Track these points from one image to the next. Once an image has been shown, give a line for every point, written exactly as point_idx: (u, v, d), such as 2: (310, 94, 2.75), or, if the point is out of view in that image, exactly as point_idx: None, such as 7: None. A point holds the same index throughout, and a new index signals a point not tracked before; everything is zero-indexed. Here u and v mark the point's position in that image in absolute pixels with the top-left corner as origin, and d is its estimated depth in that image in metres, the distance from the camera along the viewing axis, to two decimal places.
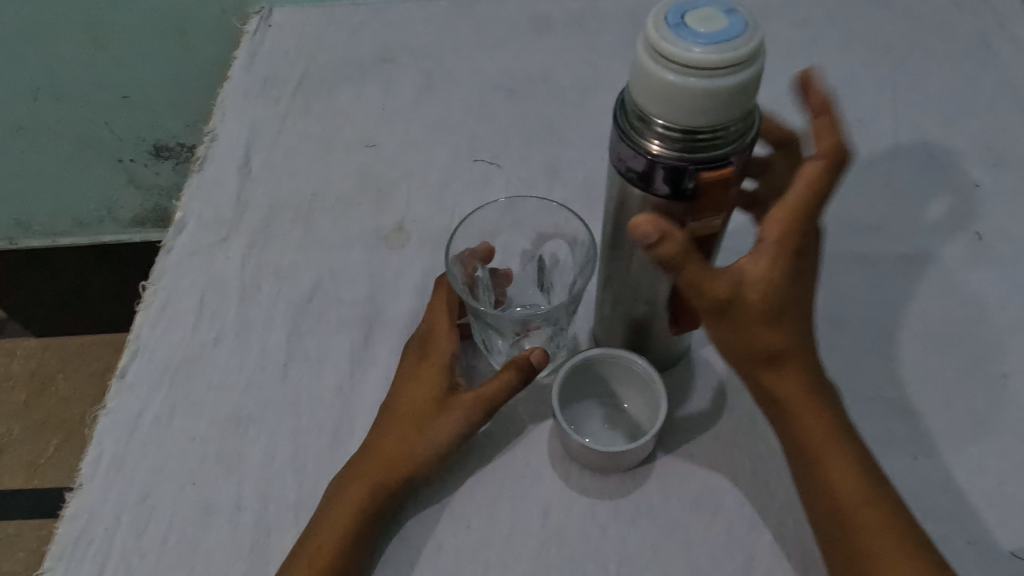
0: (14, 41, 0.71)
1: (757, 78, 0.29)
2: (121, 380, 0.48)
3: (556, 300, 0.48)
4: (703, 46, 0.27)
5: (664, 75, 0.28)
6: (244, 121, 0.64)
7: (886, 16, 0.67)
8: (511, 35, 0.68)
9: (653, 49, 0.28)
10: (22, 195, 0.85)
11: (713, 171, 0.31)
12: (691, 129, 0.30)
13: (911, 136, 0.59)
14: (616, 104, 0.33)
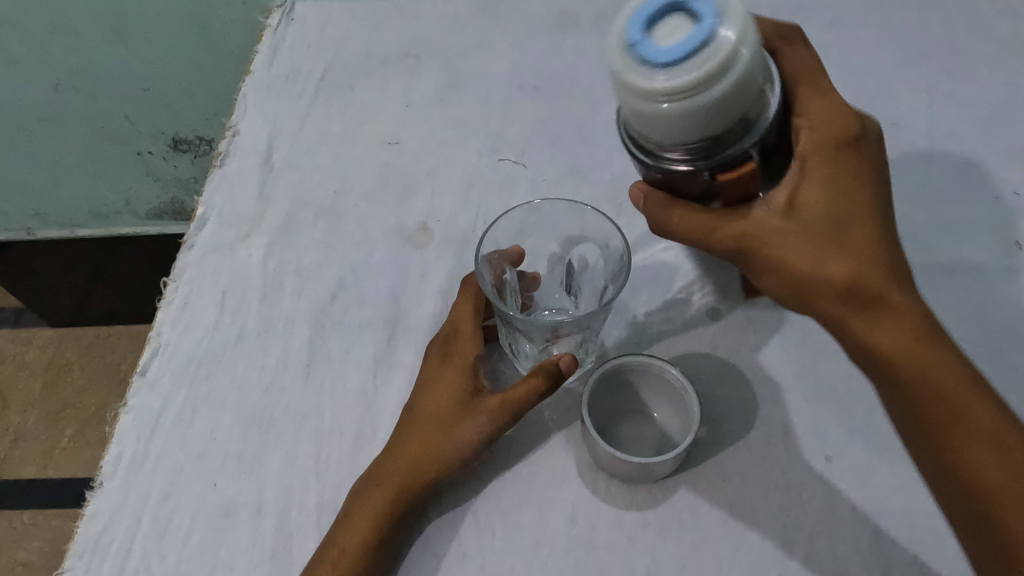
0: (40, 35, 0.72)
1: (739, 82, 0.30)
2: (142, 377, 0.48)
3: (585, 305, 0.47)
4: (658, 71, 0.30)
5: (638, 104, 0.31)
6: (267, 116, 0.63)
7: (923, 14, 0.65)
8: (537, 32, 0.67)
9: (620, 81, 0.31)
10: (41, 184, 0.84)
11: (729, 172, 0.34)
12: (688, 142, 0.32)
13: (949, 140, 0.57)
14: (619, 120, 0.36)
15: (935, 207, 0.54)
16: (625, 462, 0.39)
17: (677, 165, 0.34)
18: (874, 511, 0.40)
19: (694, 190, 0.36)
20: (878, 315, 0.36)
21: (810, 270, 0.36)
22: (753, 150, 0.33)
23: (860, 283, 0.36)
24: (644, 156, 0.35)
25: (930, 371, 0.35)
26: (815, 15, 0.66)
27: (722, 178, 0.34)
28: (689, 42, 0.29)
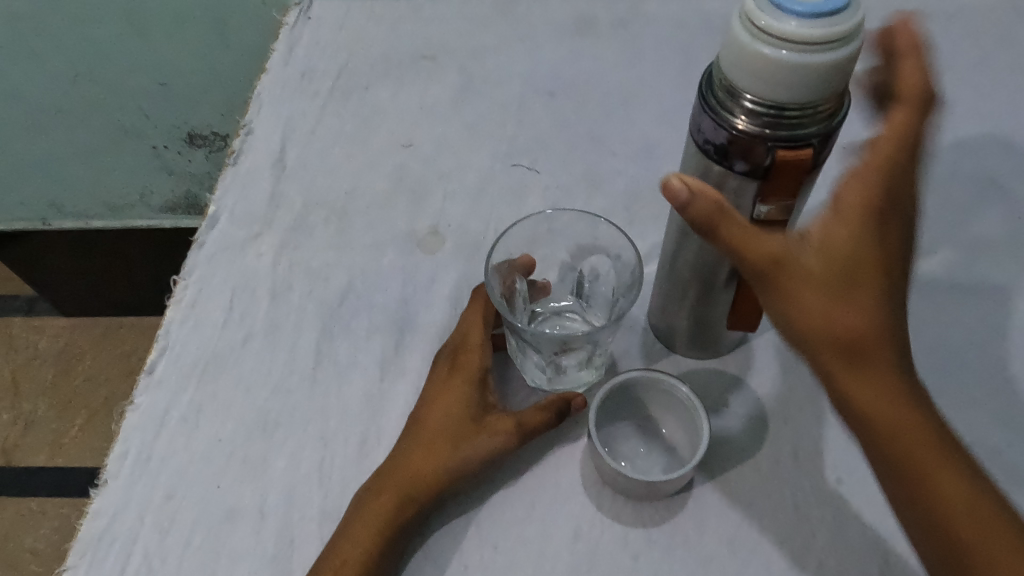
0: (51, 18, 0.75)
1: (846, 62, 0.27)
2: (149, 376, 0.48)
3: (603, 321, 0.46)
4: (803, 19, 0.27)
5: (758, 48, 0.28)
6: (282, 115, 0.63)
7: (947, 29, 0.65)
8: (554, 37, 0.68)
9: (748, 21, 0.28)
10: (65, 170, 0.92)
11: (790, 151, 0.30)
12: (777, 105, 0.29)
13: (972, 155, 0.57)
14: (703, 76, 0.33)
15: (958, 225, 0.53)
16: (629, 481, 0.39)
17: (742, 125, 0.30)
18: (885, 539, 0.39)
19: (739, 168, 0.32)
20: (852, 370, 0.32)
21: (807, 302, 0.31)
22: (817, 136, 0.30)
23: (867, 334, 0.32)
24: (725, 115, 0.31)
25: (887, 422, 0.33)
26: None
27: (779, 157, 0.30)
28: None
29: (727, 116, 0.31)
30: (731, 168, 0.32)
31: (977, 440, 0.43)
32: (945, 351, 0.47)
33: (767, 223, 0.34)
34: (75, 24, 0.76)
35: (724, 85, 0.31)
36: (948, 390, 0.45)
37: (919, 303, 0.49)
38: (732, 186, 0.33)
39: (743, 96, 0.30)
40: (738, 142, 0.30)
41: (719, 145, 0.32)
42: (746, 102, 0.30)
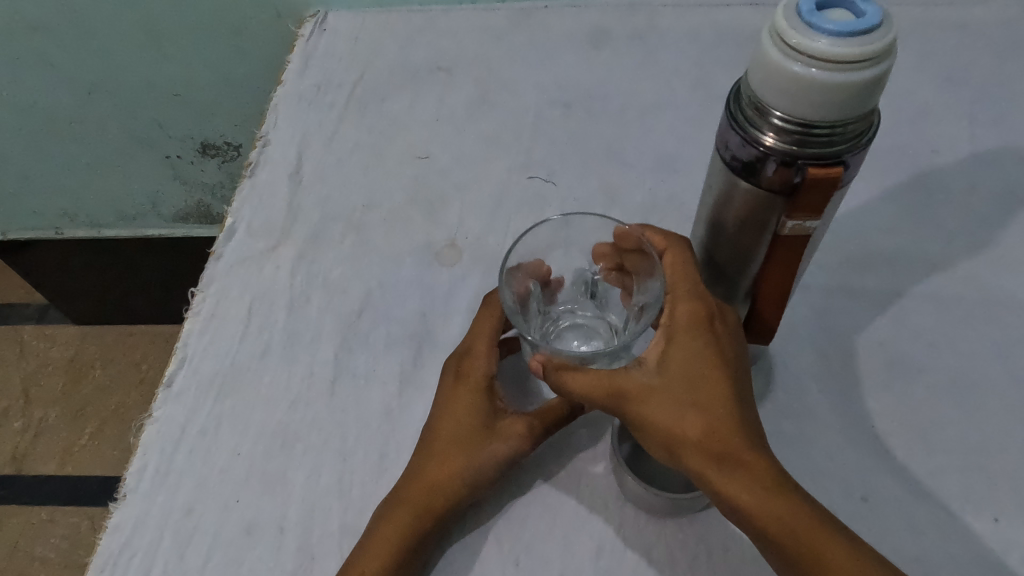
0: (66, 32, 0.75)
1: (879, 79, 0.27)
2: (168, 389, 0.48)
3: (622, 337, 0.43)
4: (836, 38, 0.27)
5: (790, 66, 0.28)
6: (298, 127, 0.64)
7: (963, 42, 0.66)
8: (569, 50, 0.69)
9: (779, 37, 0.28)
10: (80, 180, 0.93)
11: (820, 168, 0.30)
12: (809, 123, 0.29)
13: (992, 166, 0.56)
14: (731, 92, 0.32)
15: (981, 237, 0.52)
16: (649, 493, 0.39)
17: (771, 142, 0.30)
18: (910, 559, 0.39)
19: (769, 184, 0.32)
20: (728, 402, 0.35)
21: (710, 334, 0.37)
22: (847, 153, 0.30)
23: (734, 390, 0.36)
24: (754, 132, 0.31)
25: (657, 404, 0.35)
26: None
27: (810, 176, 0.30)
28: (874, 4, 0.28)
29: (756, 133, 0.31)
30: (759, 183, 0.32)
31: (1006, 457, 0.42)
32: (971, 364, 0.46)
33: (790, 239, 0.34)
34: (92, 37, 0.76)
35: (752, 101, 0.30)
36: (978, 405, 0.44)
37: (944, 317, 0.48)
38: (759, 199, 0.33)
39: (773, 114, 0.29)
40: (767, 158, 0.31)
41: (747, 161, 0.32)
42: (776, 119, 0.30)
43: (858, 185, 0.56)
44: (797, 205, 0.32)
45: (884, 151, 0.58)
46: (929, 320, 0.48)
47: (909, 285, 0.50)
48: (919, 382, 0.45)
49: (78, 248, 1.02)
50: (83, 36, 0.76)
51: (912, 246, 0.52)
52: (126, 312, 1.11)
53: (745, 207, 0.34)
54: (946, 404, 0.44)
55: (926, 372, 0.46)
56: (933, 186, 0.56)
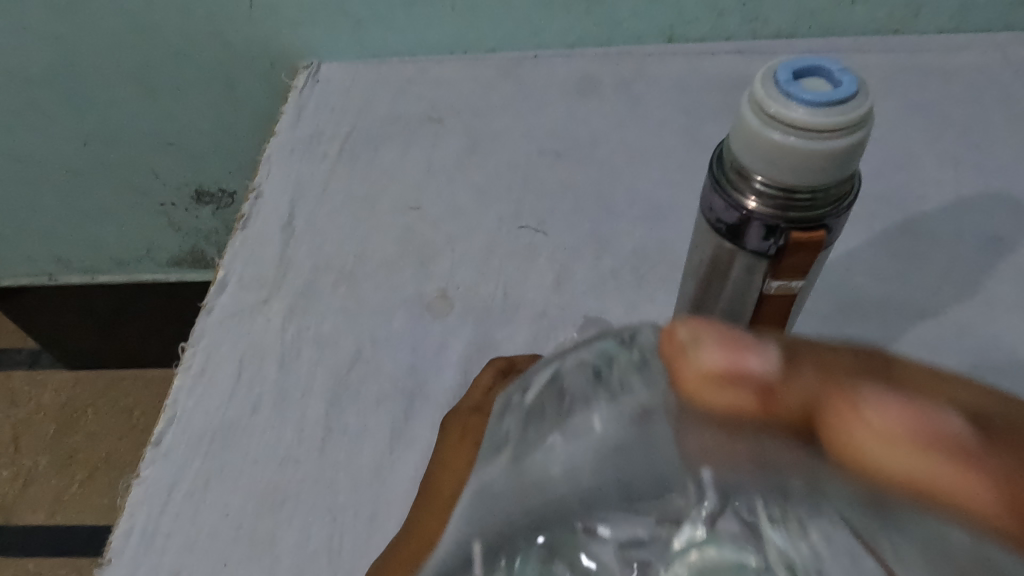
0: (61, 86, 0.76)
1: (858, 147, 0.28)
2: (156, 447, 0.48)
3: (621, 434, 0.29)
4: (812, 108, 0.27)
5: (769, 134, 0.28)
6: (291, 178, 0.65)
7: (943, 88, 0.67)
8: (559, 98, 0.70)
9: (757, 106, 0.28)
10: (74, 228, 0.93)
11: (802, 232, 0.30)
12: (790, 189, 0.29)
13: (977, 211, 0.57)
14: (714, 155, 0.33)
15: (968, 283, 0.52)
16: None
17: (754, 206, 0.31)
18: None
19: (753, 246, 0.32)
20: None
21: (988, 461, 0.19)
22: (829, 217, 0.30)
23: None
24: (737, 196, 0.31)
25: None
26: None
27: (793, 239, 0.31)
28: (849, 73, 0.28)
29: (739, 196, 0.31)
30: (743, 245, 0.32)
31: None
32: None
33: (775, 299, 0.35)
34: (89, 89, 0.77)
35: (734, 166, 0.31)
36: None
37: (935, 365, 0.48)
38: (743, 261, 0.33)
39: (755, 179, 0.30)
40: (751, 222, 0.31)
41: (731, 224, 0.32)
42: (757, 184, 0.30)
43: (846, 231, 0.57)
44: (781, 267, 0.32)
45: (870, 196, 0.59)
46: None
47: (900, 332, 0.50)
48: None
49: (71, 294, 1.02)
50: (79, 90, 0.77)
51: (900, 291, 0.52)
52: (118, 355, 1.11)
53: (731, 269, 0.34)
54: None
55: None
56: (920, 231, 0.56)
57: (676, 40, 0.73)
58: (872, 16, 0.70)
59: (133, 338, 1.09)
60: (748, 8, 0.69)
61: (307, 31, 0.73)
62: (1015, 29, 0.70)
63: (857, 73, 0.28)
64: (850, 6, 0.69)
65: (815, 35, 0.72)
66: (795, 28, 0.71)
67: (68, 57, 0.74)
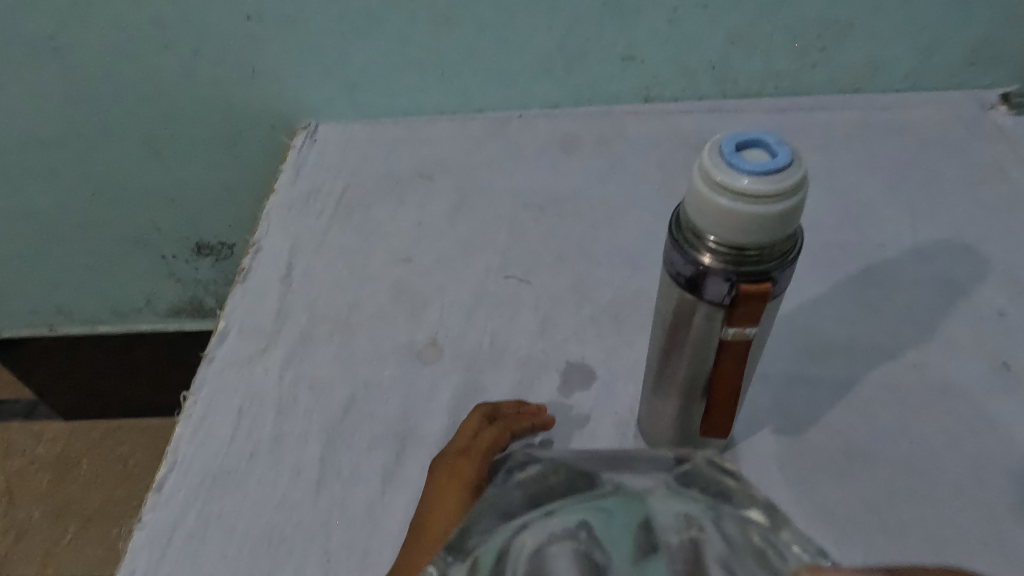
0: (72, 147, 0.81)
1: (795, 210, 0.31)
2: (158, 493, 0.50)
3: (588, 492, 0.32)
4: (753, 177, 0.31)
5: (718, 199, 0.31)
6: (289, 233, 0.68)
7: (901, 143, 0.72)
8: (542, 156, 0.75)
9: (707, 175, 0.32)
10: (77, 280, 0.96)
11: (752, 284, 0.34)
12: (739, 246, 0.33)
13: (933, 258, 0.61)
14: (673, 215, 0.37)
15: (927, 326, 0.56)
16: (771, 532, 0.28)
17: (709, 261, 0.34)
18: None
19: (710, 296, 0.35)
20: None
21: None
22: (775, 270, 0.34)
23: None
24: (694, 252, 0.35)
25: None
26: (799, 142, 0.73)
27: (743, 290, 0.34)
28: (785, 144, 0.32)
29: (695, 253, 0.35)
30: (701, 296, 0.36)
31: (960, 543, 0.44)
32: (922, 450, 0.49)
33: (733, 345, 0.38)
34: (97, 150, 0.81)
35: (690, 226, 0.35)
36: (931, 488, 0.47)
37: (896, 404, 0.51)
38: (703, 310, 0.37)
39: (708, 237, 0.33)
40: (706, 275, 0.34)
41: (689, 277, 0.36)
42: (710, 242, 0.33)
43: (812, 279, 0.60)
44: (736, 316, 0.36)
45: (833, 246, 0.63)
46: (882, 407, 0.51)
47: (863, 373, 0.53)
48: (876, 468, 0.48)
49: (71, 345, 1.04)
50: (87, 150, 0.81)
51: (864, 334, 0.56)
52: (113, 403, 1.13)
53: (692, 318, 0.38)
54: (903, 490, 0.47)
55: (882, 456, 0.48)
56: (879, 277, 0.60)
57: (652, 100, 0.78)
58: (833, 77, 0.75)
59: (129, 387, 1.11)
60: (717, 71, 0.75)
61: (306, 95, 0.78)
62: (966, 88, 0.76)
63: (793, 144, 0.32)
64: (812, 68, 0.74)
65: (781, 95, 0.77)
66: (762, 88, 0.76)
67: (79, 119, 0.78)
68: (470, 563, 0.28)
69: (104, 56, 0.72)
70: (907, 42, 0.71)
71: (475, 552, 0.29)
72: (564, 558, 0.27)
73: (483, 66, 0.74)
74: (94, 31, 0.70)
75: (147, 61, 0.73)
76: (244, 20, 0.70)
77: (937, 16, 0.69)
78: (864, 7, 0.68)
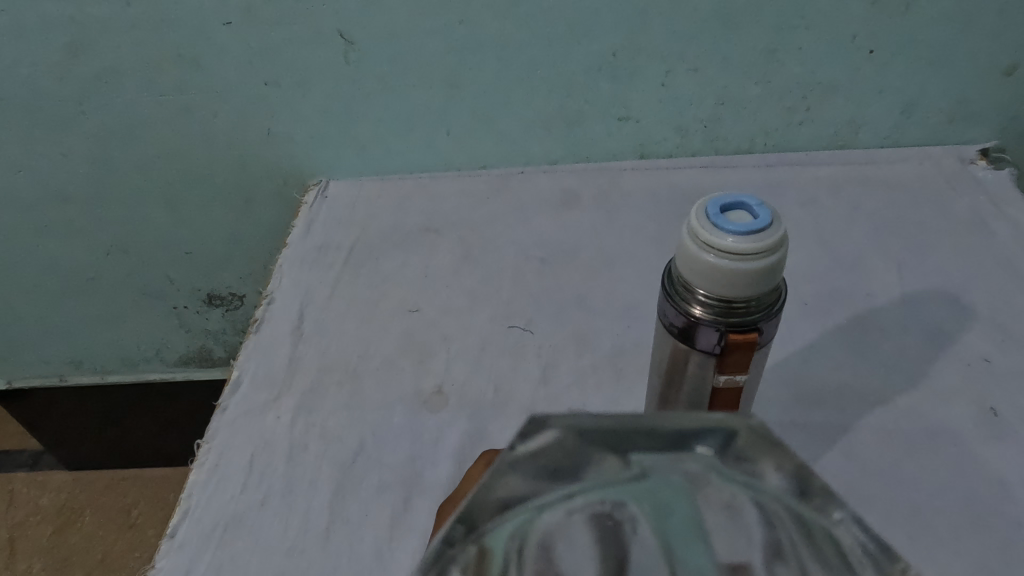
0: (94, 203, 0.84)
1: (776, 266, 0.34)
2: (171, 539, 0.51)
3: (613, 469, 0.24)
4: (736, 235, 0.33)
5: (705, 256, 0.34)
6: (300, 286, 0.71)
7: (885, 196, 0.76)
8: (543, 209, 0.78)
9: (695, 234, 0.35)
10: (89, 332, 0.99)
11: (739, 333, 0.36)
12: (726, 299, 0.35)
13: (919, 306, 0.63)
14: (665, 269, 0.39)
15: (915, 372, 0.58)
16: (806, 514, 0.22)
17: (699, 313, 0.37)
18: None
19: (701, 345, 0.38)
20: None
21: None
22: (761, 321, 0.36)
23: None
24: (685, 305, 0.37)
25: None
26: (789, 195, 0.77)
27: (732, 340, 0.36)
28: (766, 206, 0.35)
29: (687, 305, 0.37)
30: (693, 345, 0.38)
31: None
32: (914, 493, 0.50)
33: (726, 391, 0.40)
34: (117, 206, 0.85)
35: (680, 280, 0.37)
36: (927, 532, 0.48)
37: (887, 447, 0.53)
38: (696, 358, 0.39)
39: (697, 291, 0.36)
40: (697, 326, 0.37)
41: (682, 328, 0.38)
42: (700, 295, 0.36)
43: (804, 327, 0.63)
44: (726, 363, 0.38)
45: (823, 295, 0.66)
46: (874, 449, 0.53)
47: (855, 419, 0.55)
48: (870, 512, 0.49)
49: (80, 394, 1.06)
50: (106, 206, 0.85)
51: (855, 380, 0.58)
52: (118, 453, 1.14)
53: (685, 364, 0.40)
54: (896, 532, 0.48)
55: (877, 501, 0.50)
56: (867, 325, 0.62)
57: (647, 157, 0.82)
58: (818, 135, 0.79)
59: (135, 437, 1.12)
60: (708, 129, 0.79)
61: (318, 154, 0.82)
62: (946, 144, 0.80)
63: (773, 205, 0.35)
64: (799, 126, 0.78)
65: (770, 151, 0.81)
66: (752, 145, 0.80)
67: (100, 176, 0.82)
68: (477, 554, 0.22)
69: (129, 120, 0.77)
70: (886, 102, 0.75)
71: (481, 541, 0.22)
72: (586, 537, 0.22)
73: (487, 126, 0.78)
74: (121, 95, 0.75)
75: (168, 123, 0.77)
76: (262, 85, 0.74)
77: (914, 78, 0.73)
78: (845, 69, 0.72)
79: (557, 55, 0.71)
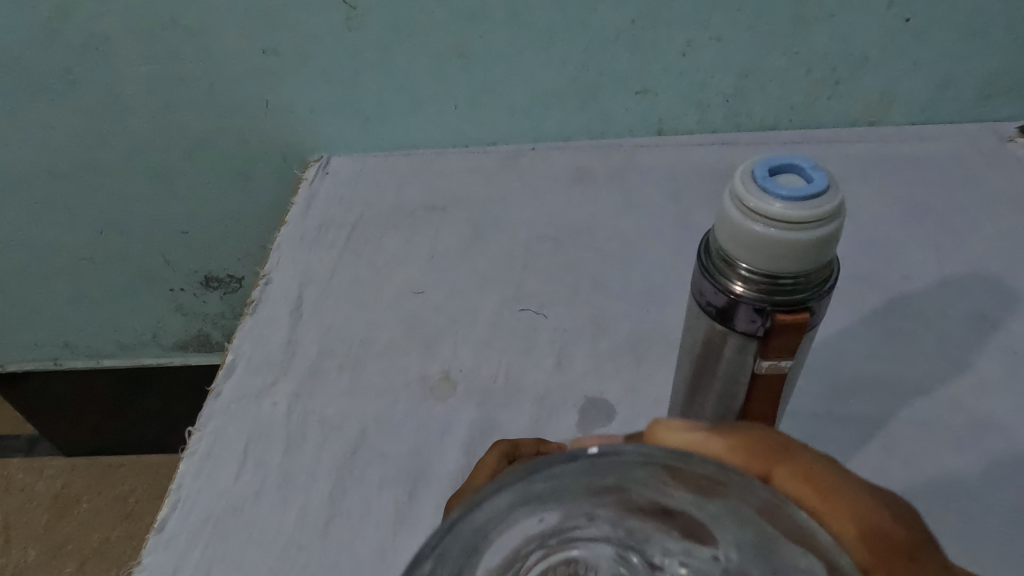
0: (84, 179, 0.80)
1: (833, 237, 0.30)
2: (159, 534, 0.48)
3: None
4: (787, 201, 0.29)
5: (751, 226, 0.30)
6: (299, 265, 0.67)
7: (918, 175, 0.71)
8: (556, 187, 0.74)
9: (740, 200, 0.31)
10: (83, 315, 0.95)
11: (787, 313, 0.32)
12: (773, 275, 0.31)
13: (958, 290, 0.59)
14: (701, 242, 0.35)
15: (957, 360, 0.54)
16: None
17: (741, 290, 0.33)
18: None
19: (741, 326, 0.34)
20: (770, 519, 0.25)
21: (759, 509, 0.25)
22: (812, 300, 0.32)
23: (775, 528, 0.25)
24: (726, 281, 0.33)
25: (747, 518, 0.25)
26: None
27: (778, 320, 0.32)
28: (821, 169, 0.31)
29: (726, 281, 0.33)
30: (732, 327, 0.34)
31: None
32: (961, 491, 0.46)
33: (767, 377, 0.36)
34: (109, 183, 0.81)
35: (720, 253, 0.33)
36: (978, 533, 0.44)
37: (930, 440, 0.49)
38: (734, 341, 0.35)
39: (739, 265, 0.32)
40: (738, 304, 0.33)
41: (720, 307, 0.34)
42: (742, 270, 0.32)
43: (835, 312, 0.59)
44: (770, 347, 0.34)
45: (855, 278, 0.61)
46: (915, 443, 0.49)
47: (893, 410, 0.51)
48: (913, 510, 0.46)
49: (74, 379, 1.02)
50: (97, 182, 0.81)
51: (892, 369, 0.54)
52: (115, 439, 1.11)
53: (722, 348, 0.36)
54: (942, 532, 0.44)
55: (921, 498, 0.46)
56: (904, 310, 0.58)
57: (665, 133, 0.78)
58: (847, 110, 0.75)
59: (132, 423, 1.09)
60: (731, 104, 0.74)
61: (319, 128, 0.78)
62: (983, 121, 0.75)
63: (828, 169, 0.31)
64: (827, 102, 0.74)
65: (796, 128, 0.77)
66: (777, 120, 0.76)
67: (90, 151, 0.78)
68: None
69: (119, 90, 0.72)
70: (921, 76, 0.71)
71: None
72: None
73: (497, 99, 0.74)
74: (109, 64, 0.70)
75: (161, 95, 0.73)
76: (260, 54, 0.70)
77: (952, 50, 0.68)
78: (879, 40, 0.68)
79: (573, 22, 0.67)
